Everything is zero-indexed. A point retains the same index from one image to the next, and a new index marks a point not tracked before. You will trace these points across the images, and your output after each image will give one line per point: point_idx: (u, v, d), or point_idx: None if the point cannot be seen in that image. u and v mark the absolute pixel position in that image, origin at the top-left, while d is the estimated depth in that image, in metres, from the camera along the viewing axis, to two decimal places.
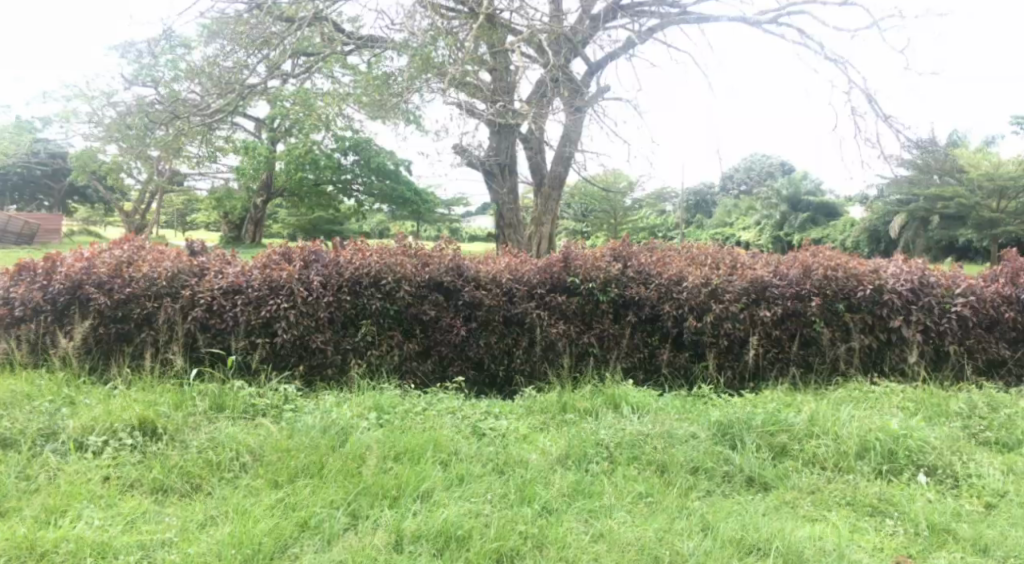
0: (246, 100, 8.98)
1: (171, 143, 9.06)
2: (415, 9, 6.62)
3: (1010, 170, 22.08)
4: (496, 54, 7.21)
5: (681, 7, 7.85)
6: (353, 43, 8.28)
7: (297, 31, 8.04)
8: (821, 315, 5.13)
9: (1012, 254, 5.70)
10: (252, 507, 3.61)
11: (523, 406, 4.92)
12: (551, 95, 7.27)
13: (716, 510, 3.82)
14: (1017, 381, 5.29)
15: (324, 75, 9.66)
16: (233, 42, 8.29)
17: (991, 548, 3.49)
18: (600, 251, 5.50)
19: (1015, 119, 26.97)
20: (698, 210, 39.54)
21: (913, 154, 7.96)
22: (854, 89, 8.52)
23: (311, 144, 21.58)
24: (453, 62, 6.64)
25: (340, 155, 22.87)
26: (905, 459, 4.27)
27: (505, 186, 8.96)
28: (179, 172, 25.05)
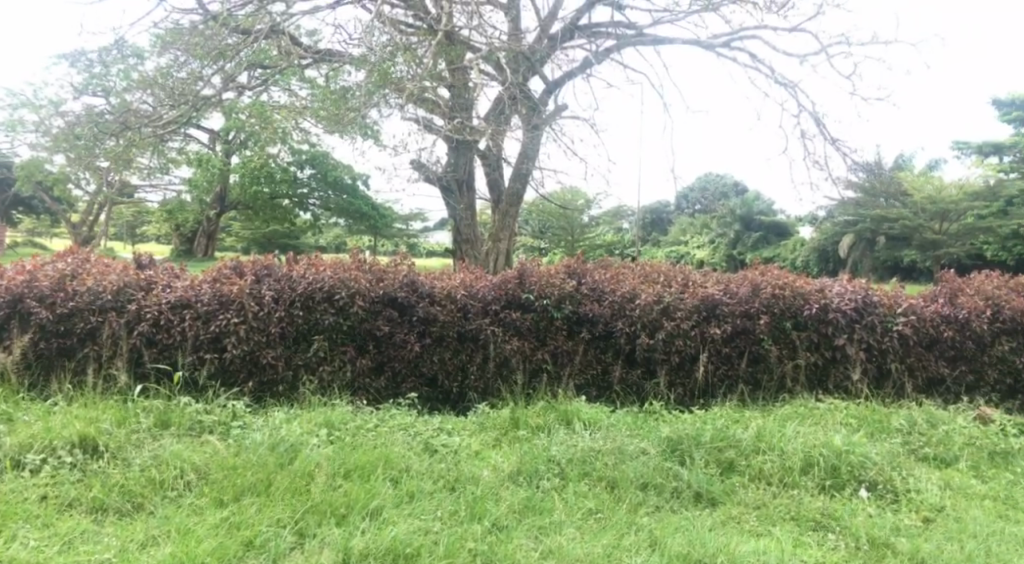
0: (201, 111, 8.88)
1: (119, 155, 8.87)
2: (373, 24, 6.63)
3: (952, 194, 22.50)
4: (455, 70, 7.22)
5: (638, 30, 7.98)
6: (312, 57, 8.22)
7: (253, 44, 7.93)
8: (769, 333, 5.19)
9: (949, 276, 5.80)
10: (195, 526, 3.54)
11: (476, 423, 4.92)
12: (508, 112, 7.30)
13: (664, 525, 3.86)
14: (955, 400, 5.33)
15: (281, 89, 9.63)
16: (187, 54, 8.27)
17: (928, 560, 3.58)
18: (555, 268, 5.52)
19: (958, 144, 27.69)
20: (654, 228, 40.18)
21: (860, 177, 8.15)
22: (803, 113, 8.75)
23: (266, 157, 21.25)
24: (411, 77, 6.59)
25: (297, 169, 22.62)
26: (847, 474, 4.37)
27: (464, 202, 9.00)
28: (129, 182, 24.44)
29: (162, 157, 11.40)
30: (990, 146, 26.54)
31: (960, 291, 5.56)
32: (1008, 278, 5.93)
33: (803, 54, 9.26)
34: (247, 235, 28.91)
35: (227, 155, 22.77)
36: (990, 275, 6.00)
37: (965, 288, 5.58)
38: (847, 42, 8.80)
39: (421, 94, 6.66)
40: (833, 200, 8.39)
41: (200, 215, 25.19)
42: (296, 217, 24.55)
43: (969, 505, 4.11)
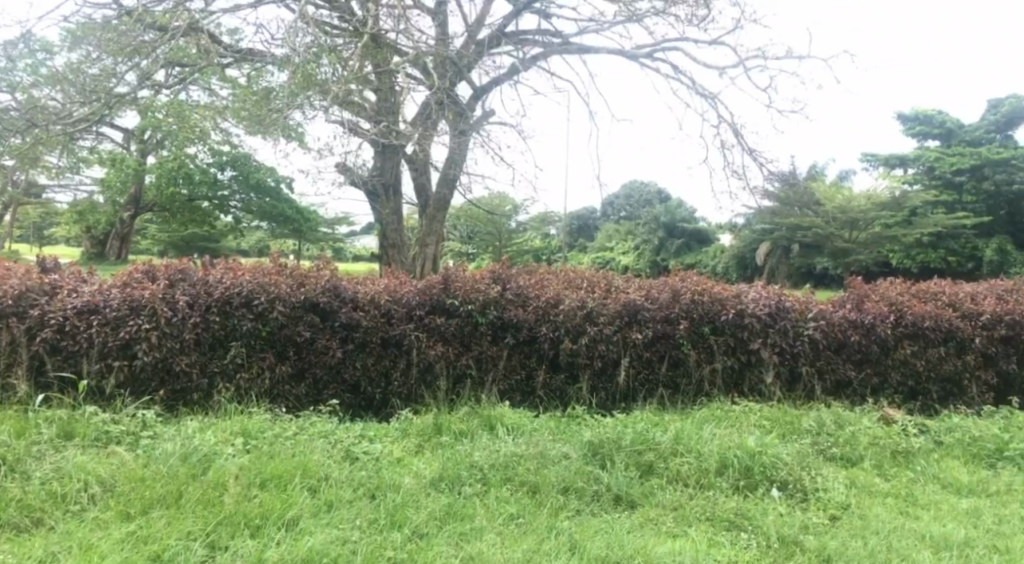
0: (114, 109, 8.59)
1: (24, 153, 8.47)
2: (296, 25, 6.45)
3: (860, 204, 23.65)
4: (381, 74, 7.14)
5: (564, 38, 8.08)
6: (233, 56, 8.02)
7: (170, 41, 7.63)
8: (688, 338, 5.30)
9: (857, 282, 5.97)
10: (99, 541, 3.39)
11: (398, 429, 4.88)
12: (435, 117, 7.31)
13: (584, 529, 3.90)
14: (862, 402, 5.52)
15: (200, 88, 9.42)
16: (100, 50, 7.98)
17: (833, 557, 3.70)
18: (480, 273, 5.51)
19: (868, 156, 29.00)
20: (581, 235, 40.94)
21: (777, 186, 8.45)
22: (723, 123, 9.04)
23: (184, 156, 20.93)
24: (336, 80, 6.48)
25: (216, 170, 21.86)
26: (760, 475, 4.50)
27: (389, 207, 8.94)
28: (39, 181, 23.32)
29: (69, 157, 10.93)
30: (895, 158, 27.97)
31: (867, 297, 5.76)
32: (910, 286, 6.18)
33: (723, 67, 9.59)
34: (164, 238, 27.97)
35: (144, 154, 21.97)
36: (894, 281, 6.26)
37: (871, 294, 5.78)
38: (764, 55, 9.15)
39: (347, 96, 6.69)
40: (751, 208, 8.66)
41: (112, 216, 24.30)
42: (217, 220, 23.91)
43: (873, 503, 4.28)
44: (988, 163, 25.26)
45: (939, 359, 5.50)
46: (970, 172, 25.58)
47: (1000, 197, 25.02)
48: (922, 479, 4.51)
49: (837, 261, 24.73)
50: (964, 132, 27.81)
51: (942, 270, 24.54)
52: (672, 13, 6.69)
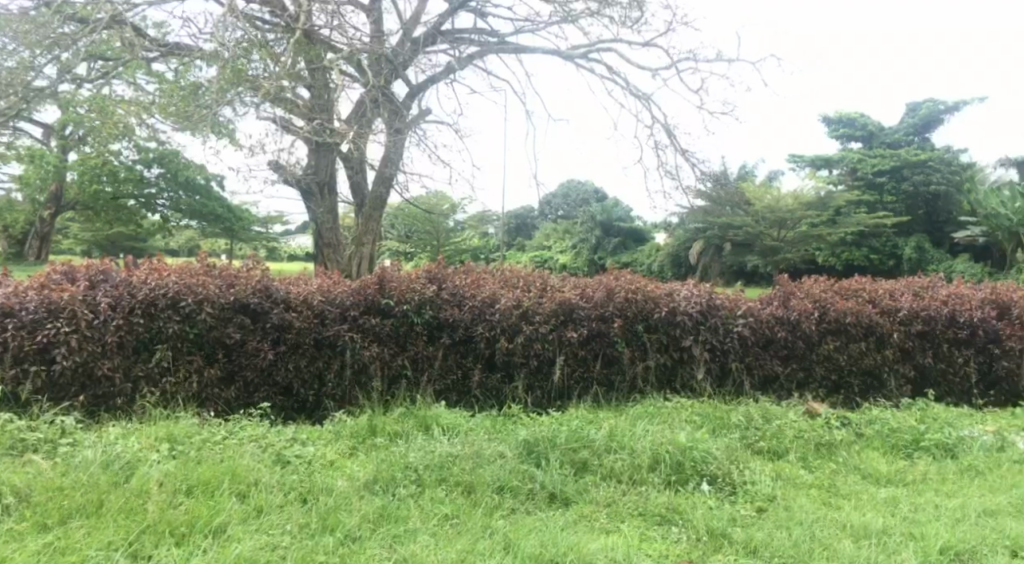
0: (32, 103, 8.25)
1: None
2: (225, 19, 6.39)
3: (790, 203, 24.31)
4: (315, 70, 7.18)
5: (500, 37, 8.09)
6: (160, 51, 7.84)
7: (91, 34, 7.43)
8: (622, 336, 5.38)
9: (785, 278, 6.11)
10: (11, 554, 3.21)
11: (332, 431, 4.82)
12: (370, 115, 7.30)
13: (518, 528, 3.90)
14: (788, 397, 5.68)
15: (125, 82, 9.15)
16: (17, 41, 7.67)
17: (759, 550, 3.78)
18: (415, 273, 5.47)
19: (792, 157, 29.93)
20: (519, 234, 41.35)
21: (709, 186, 8.65)
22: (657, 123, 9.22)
23: (107, 153, 20.20)
24: (268, 75, 6.53)
25: (143, 167, 21.03)
26: (690, 470, 4.59)
27: (324, 206, 8.79)
28: None
29: None
30: (820, 159, 28.91)
31: (794, 294, 5.92)
32: (833, 283, 6.36)
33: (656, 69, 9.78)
34: (87, 237, 26.83)
35: (65, 151, 21.05)
36: (819, 278, 6.45)
37: (797, 291, 5.94)
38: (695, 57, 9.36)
39: (279, 93, 6.74)
40: (684, 207, 8.84)
41: (31, 215, 23.70)
42: (143, 220, 23.19)
43: (797, 494, 4.42)
44: (907, 165, 25.86)
45: (860, 354, 5.69)
46: (890, 173, 26.27)
47: (919, 197, 25.80)
48: (845, 470, 4.67)
49: (766, 260, 26.28)
50: (885, 134, 28.92)
51: (864, 266, 25.76)
52: (606, 15, 6.77)
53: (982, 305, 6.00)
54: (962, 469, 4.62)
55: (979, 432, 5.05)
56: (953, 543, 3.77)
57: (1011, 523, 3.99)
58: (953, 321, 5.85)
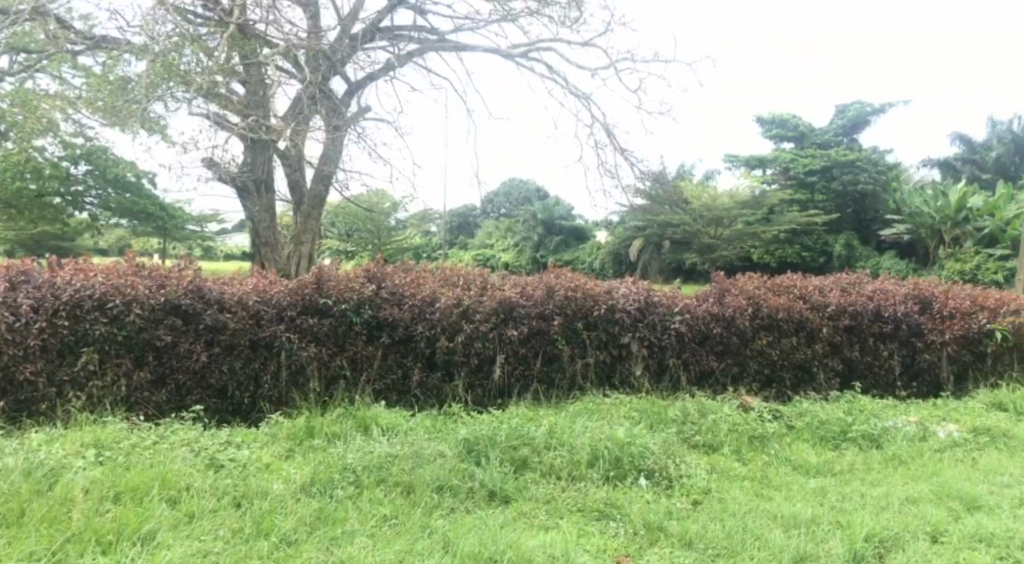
0: None
1: None
2: (156, 12, 6.32)
3: None
4: (250, 66, 7.11)
5: (440, 35, 8.07)
6: (86, 43, 7.60)
7: (12, 25, 7.16)
8: (562, 333, 5.42)
9: (720, 275, 6.25)
10: None
11: (268, 434, 4.73)
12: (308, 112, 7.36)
13: (458, 527, 3.89)
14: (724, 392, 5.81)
15: (49, 75, 8.83)
16: None
17: (694, 541, 3.86)
18: (354, 272, 5.41)
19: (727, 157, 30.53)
20: (461, 232, 41.52)
21: (648, 185, 8.80)
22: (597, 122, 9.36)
23: (31, 151, 17.96)
24: (200, 70, 6.48)
25: (69, 164, 19.65)
26: (629, 465, 4.65)
27: (262, 204, 8.76)
28: None
29: None
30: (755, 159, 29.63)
31: (728, 290, 6.04)
32: (766, 279, 6.52)
33: (596, 68, 9.92)
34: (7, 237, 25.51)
35: None
36: (752, 276, 6.59)
37: (731, 288, 6.06)
38: (633, 58, 9.53)
39: (212, 88, 6.66)
40: (624, 205, 8.96)
41: None
42: (70, 219, 21.48)
43: (731, 486, 4.52)
44: (835, 165, 26.42)
45: (791, 349, 5.85)
46: (820, 172, 26.90)
47: (847, 196, 26.41)
48: (776, 462, 4.79)
49: (703, 258, 27.19)
50: (816, 135, 29.43)
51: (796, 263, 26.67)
52: (545, 15, 6.81)
53: (905, 300, 6.22)
54: (886, 458, 4.79)
55: (903, 423, 5.24)
56: (877, 531, 3.90)
57: (932, 509, 4.15)
58: (878, 316, 6.05)
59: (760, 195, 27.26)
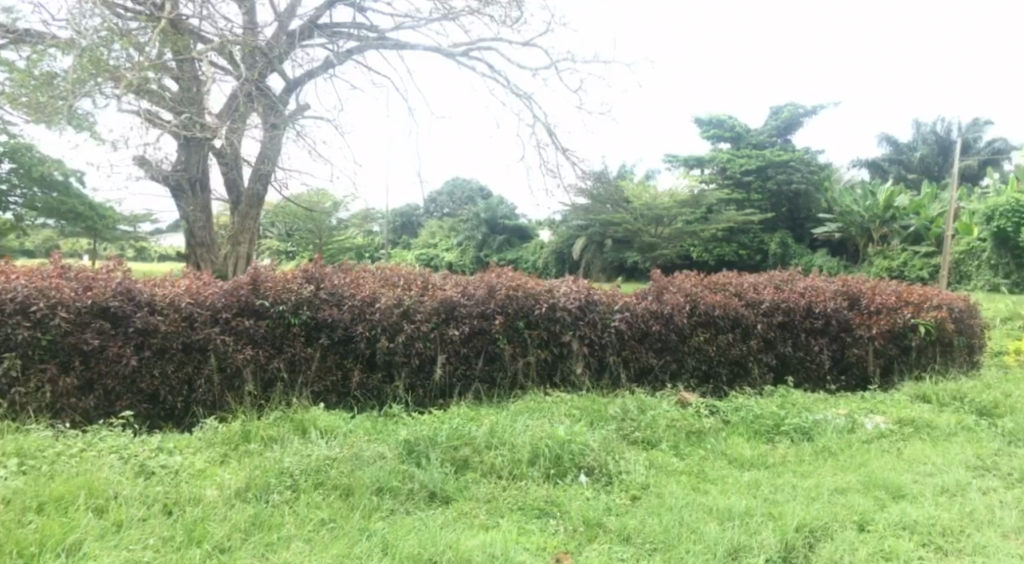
0: None
1: None
2: (82, 5, 6.20)
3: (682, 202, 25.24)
4: (182, 62, 7.19)
5: (380, 33, 8.03)
6: (10, 37, 7.31)
7: None
8: (503, 333, 5.45)
9: (659, 273, 6.36)
10: None
11: (202, 439, 4.62)
12: (244, 110, 7.47)
13: (397, 529, 3.85)
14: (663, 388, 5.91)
15: None
16: None
17: (632, 536, 3.91)
18: (292, 272, 5.33)
19: (670, 156, 31.04)
20: (404, 231, 41.94)
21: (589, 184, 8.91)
22: (539, 122, 9.45)
23: None
24: (130, 67, 6.37)
25: None
26: (569, 462, 4.69)
27: (197, 203, 8.80)
28: None
29: None
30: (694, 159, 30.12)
31: (666, 288, 6.14)
32: (704, 277, 6.64)
33: (538, 68, 10.03)
34: None
35: None
36: (691, 274, 6.68)
37: (669, 286, 6.15)
38: (574, 58, 9.67)
39: (144, 84, 6.59)
40: (567, 204, 9.04)
41: None
42: None
43: (669, 481, 4.58)
44: (772, 164, 27.65)
45: (728, 345, 5.98)
46: (756, 172, 28.01)
47: (782, 196, 27.78)
48: (712, 456, 4.89)
49: (643, 256, 27.95)
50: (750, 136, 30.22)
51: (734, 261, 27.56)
52: (486, 14, 6.84)
53: (834, 296, 6.41)
54: (817, 450, 4.93)
55: (832, 416, 5.41)
56: (807, 521, 4.01)
57: (858, 499, 4.29)
58: (809, 312, 6.23)
59: (699, 195, 27.71)
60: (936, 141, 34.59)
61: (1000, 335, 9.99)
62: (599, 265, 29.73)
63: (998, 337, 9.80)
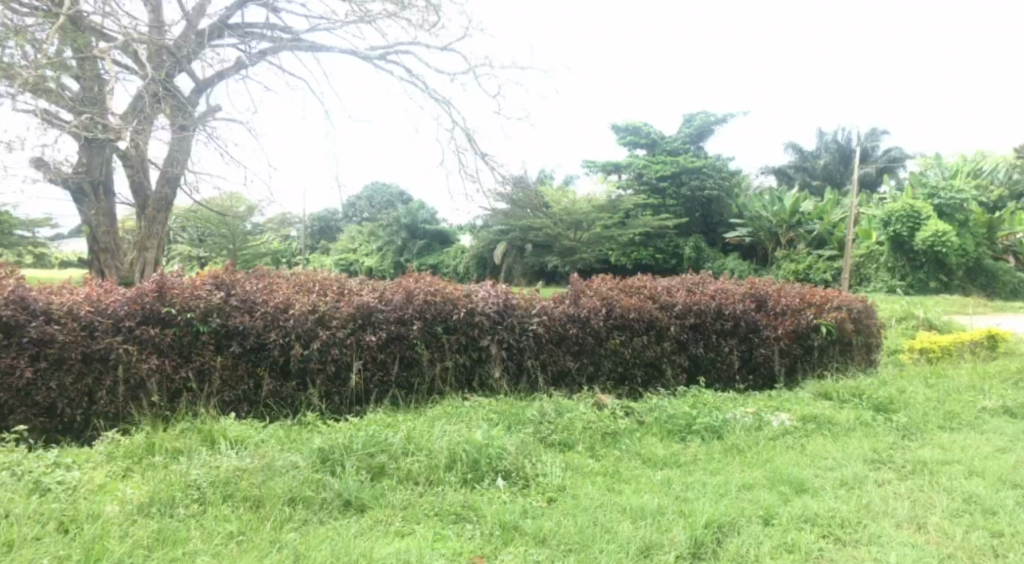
0: None
1: None
2: None
3: None
4: (83, 60, 6.96)
5: (294, 34, 7.93)
6: None
7: None
8: (421, 338, 5.45)
9: (578, 277, 6.47)
10: None
11: (103, 453, 4.45)
12: (150, 111, 7.29)
13: (310, 539, 3.74)
14: (581, 390, 6.02)
15: None
16: None
17: (548, 538, 3.92)
18: (201, 278, 5.22)
19: (586, 165, 31.72)
20: (323, 235, 41.51)
21: (508, 189, 9.04)
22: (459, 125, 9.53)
23: None
24: (25, 64, 6.11)
25: None
26: (485, 466, 4.69)
27: (100, 209, 8.57)
28: None
29: None
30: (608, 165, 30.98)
31: (584, 291, 6.26)
32: (620, 281, 6.78)
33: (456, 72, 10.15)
34: None
35: None
36: (607, 277, 6.81)
37: (586, 290, 6.26)
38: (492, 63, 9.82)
39: (41, 83, 6.36)
40: (487, 209, 9.13)
41: None
42: None
43: (584, 482, 4.64)
44: (685, 171, 29.20)
45: (643, 347, 6.14)
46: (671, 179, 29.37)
47: (695, 202, 29.35)
48: (626, 456, 4.98)
49: (564, 260, 28.71)
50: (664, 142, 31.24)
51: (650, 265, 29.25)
52: (403, 17, 6.87)
53: (743, 298, 6.63)
54: (726, 448, 5.10)
55: (741, 414, 5.60)
56: (715, 517, 4.11)
57: (764, 494, 4.43)
58: (720, 314, 6.42)
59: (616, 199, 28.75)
60: (836, 149, 36.34)
61: (895, 334, 10.58)
62: (519, 271, 30.46)
63: (894, 336, 10.37)
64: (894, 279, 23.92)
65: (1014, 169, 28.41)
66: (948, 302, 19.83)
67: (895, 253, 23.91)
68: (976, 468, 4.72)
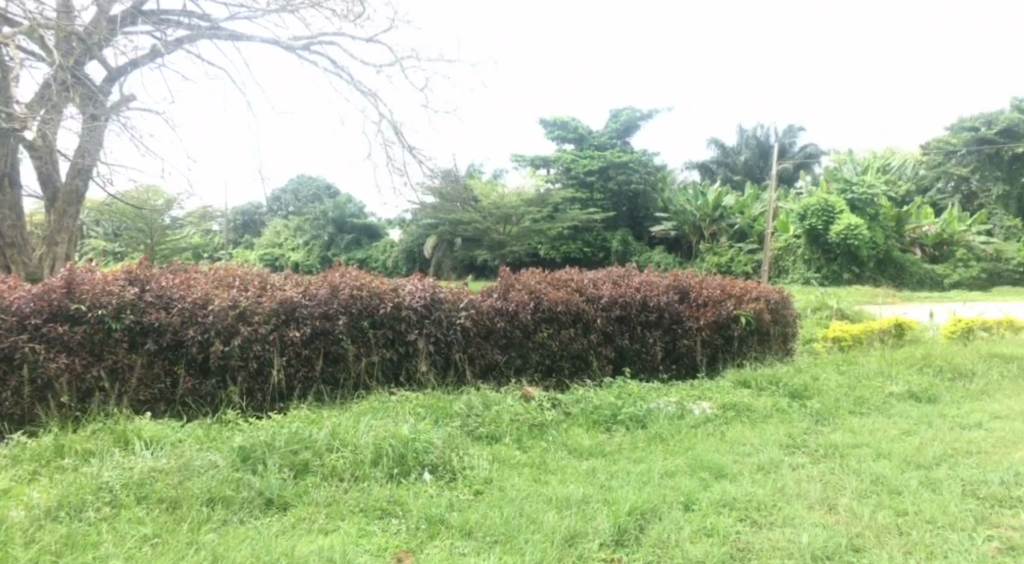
0: None
1: None
2: None
3: None
4: None
5: (213, 23, 7.70)
6: None
7: None
8: (346, 333, 5.42)
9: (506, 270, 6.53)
10: None
11: (7, 456, 4.26)
12: (58, 99, 7.10)
13: (229, 539, 3.63)
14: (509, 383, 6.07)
15: None
16: None
17: (473, 531, 3.92)
18: (112, 275, 5.09)
19: (515, 157, 31.94)
20: (247, 230, 40.64)
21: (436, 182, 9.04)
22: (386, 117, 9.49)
23: None
24: None
25: None
26: (412, 461, 4.67)
27: (6, 202, 8.36)
28: None
29: None
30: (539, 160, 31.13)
31: (512, 285, 6.32)
32: (548, 274, 6.87)
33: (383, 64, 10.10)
34: None
35: None
36: (536, 271, 6.90)
37: (515, 283, 6.32)
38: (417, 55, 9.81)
39: None
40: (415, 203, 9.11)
41: None
42: None
43: (511, 474, 4.67)
44: (612, 165, 29.54)
45: (570, 339, 6.23)
46: (598, 172, 29.57)
47: (622, 195, 29.88)
48: (553, 447, 5.04)
49: (494, 254, 29.18)
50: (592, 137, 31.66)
51: (578, 258, 29.61)
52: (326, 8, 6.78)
53: (667, 290, 6.80)
54: (650, 436, 5.22)
55: (664, 404, 5.75)
56: (638, 504, 4.18)
57: (686, 481, 4.54)
58: (645, 306, 6.57)
59: (543, 195, 29.02)
60: (756, 145, 37.19)
61: (811, 323, 11.06)
62: (449, 265, 30.58)
63: (809, 325, 10.83)
64: (809, 272, 24.93)
65: (922, 165, 30.00)
66: (864, 292, 20.82)
67: (809, 245, 25.07)
68: (883, 450, 4.95)
